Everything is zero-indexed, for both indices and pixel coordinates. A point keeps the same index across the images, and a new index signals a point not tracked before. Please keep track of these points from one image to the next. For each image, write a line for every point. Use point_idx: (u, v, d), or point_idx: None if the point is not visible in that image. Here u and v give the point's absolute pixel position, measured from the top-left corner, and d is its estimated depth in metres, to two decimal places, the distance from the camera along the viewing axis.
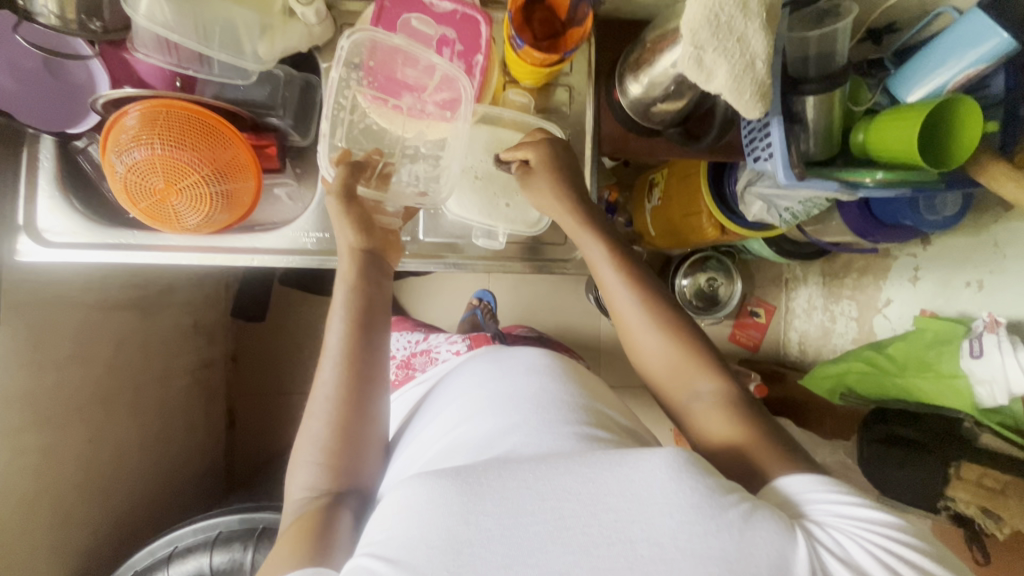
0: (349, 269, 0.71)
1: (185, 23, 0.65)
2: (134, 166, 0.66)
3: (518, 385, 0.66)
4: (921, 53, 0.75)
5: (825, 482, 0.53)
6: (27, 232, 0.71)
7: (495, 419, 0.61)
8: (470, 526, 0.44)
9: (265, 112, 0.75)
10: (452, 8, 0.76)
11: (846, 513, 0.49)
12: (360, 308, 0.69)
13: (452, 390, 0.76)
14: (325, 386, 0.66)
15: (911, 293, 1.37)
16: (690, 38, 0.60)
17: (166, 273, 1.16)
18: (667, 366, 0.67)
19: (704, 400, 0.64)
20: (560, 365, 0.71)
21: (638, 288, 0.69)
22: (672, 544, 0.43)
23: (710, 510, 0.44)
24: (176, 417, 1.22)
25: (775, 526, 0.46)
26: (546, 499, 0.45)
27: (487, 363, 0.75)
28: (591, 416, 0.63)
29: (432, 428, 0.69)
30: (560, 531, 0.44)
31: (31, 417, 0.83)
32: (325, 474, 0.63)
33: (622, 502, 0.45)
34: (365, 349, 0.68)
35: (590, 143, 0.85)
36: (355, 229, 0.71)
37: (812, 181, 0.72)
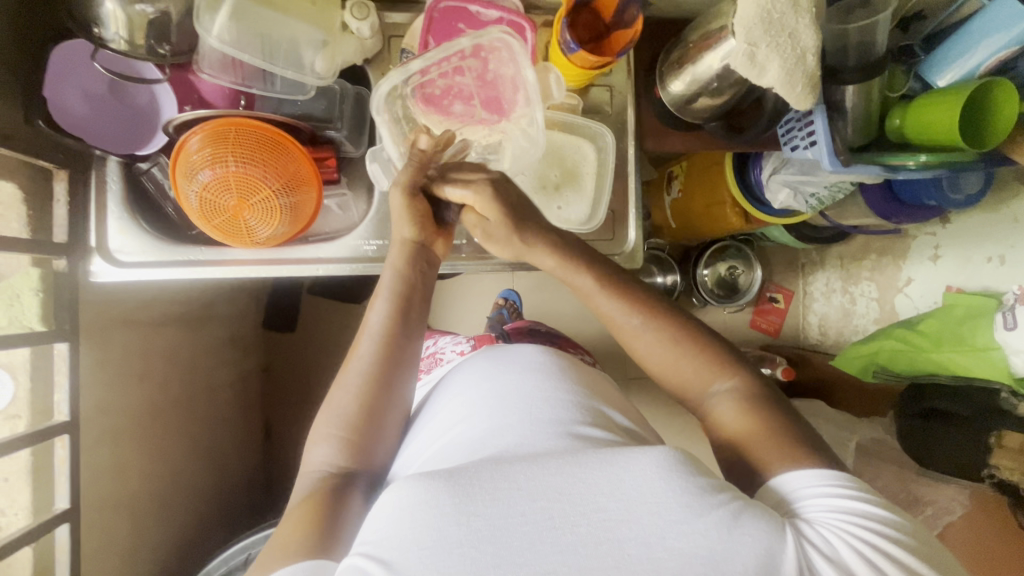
0: (399, 259, 0.72)
1: (251, 43, 0.68)
2: (208, 183, 0.68)
3: (518, 384, 0.65)
4: (951, 39, 0.78)
5: (819, 476, 0.52)
6: (99, 253, 0.73)
7: (491, 418, 0.61)
8: (461, 527, 0.42)
9: (322, 126, 0.77)
10: (497, 16, 0.78)
11: (837, 507, 0.49)
12: (403, 292, 0.71)
13: (451, 388, 0.74)
14: (358, 362, 0.68)
15: (932, 271, 1.40)
16: (742, 37, 0.63)
17: (208, 288, 1.18)
18: (678, 370, 0.66)
19: (725, 398, 0.63)
20: (558, 362, 0.71)
21: (638, 312, 0.67)
22: (660, 544, 0.42)
23: (700, 508, 0.43)
24: (220, 429, 1.23)
25: (765, 525, 0.44)
26: (536, 500, 0.44)
27: (486, 361, 0.74)
28: (598, 416, 0.62)
29: (432, 426, 0.68)
30: (548, 530, 0.42)
31: (103, 433, 0.84)
32: (343, 452, 0.65)
33: (611, 501, 0.43)
34: (400, 339, 0.69)
35: (633, 140, 0.87)
36: (412, 222, 0.72)
37: (856, 167, 0.75)
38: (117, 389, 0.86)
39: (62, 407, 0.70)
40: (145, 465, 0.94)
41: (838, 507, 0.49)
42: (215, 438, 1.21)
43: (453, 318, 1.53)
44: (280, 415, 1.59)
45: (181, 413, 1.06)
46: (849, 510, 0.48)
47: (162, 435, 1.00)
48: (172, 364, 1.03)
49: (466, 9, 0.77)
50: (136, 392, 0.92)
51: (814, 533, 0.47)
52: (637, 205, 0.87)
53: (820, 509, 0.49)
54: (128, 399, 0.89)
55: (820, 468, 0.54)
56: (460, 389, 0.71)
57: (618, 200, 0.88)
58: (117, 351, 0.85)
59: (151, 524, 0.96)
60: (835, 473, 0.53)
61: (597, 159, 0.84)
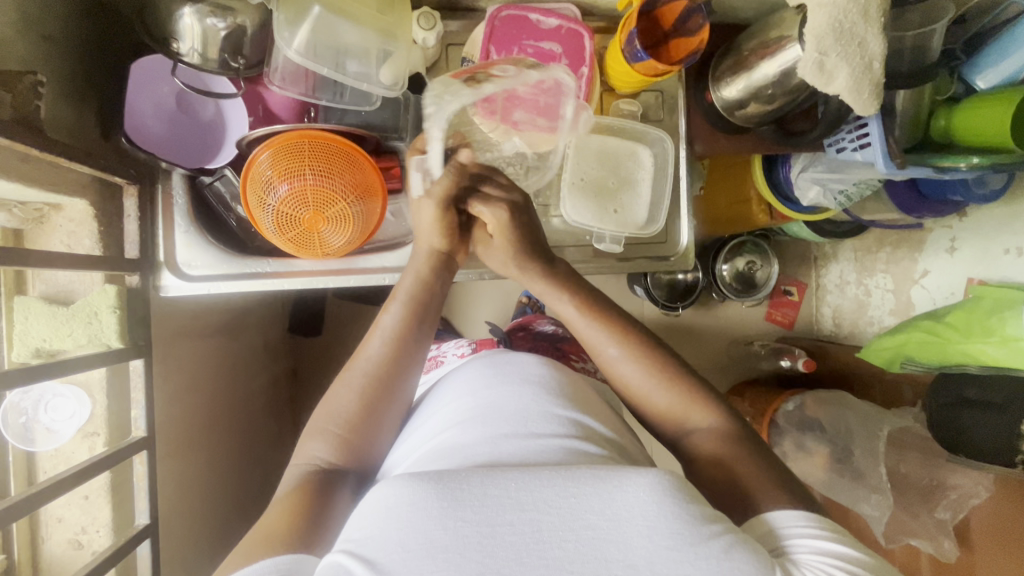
0: (423, 267, 0.73)
1: (327, 55, 0.67)
2: (285, 197, 0.68)
3: (514, 392, 0.63)
4: (996, 43, 0.81)
5: (805, 516, 0.51)
6: (169, 268, 0.73)
7: (484, 426, 0.58)
8: (447, 532, 0.41)
9: (389, 136, 0.78)
10: (557, 24, 0.79)
11: (824, 548, 0.47)
12: (417, 297, 0.70)
13: (446, 391, 0.72)
14: (364, 360, 0.67)
15: (948, 262, 1.44)
16: (814, 46, 0.65)
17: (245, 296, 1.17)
18: (658, 401, 0.66)
19: (703, 436, 0.63)
20: (557, 378, 0.68)
21: (616, 342, 0.68)
22: (647, 568, 0.40)
23: (691, 536, 0.41)
24: (256, 437, 1.22)
25: (755, 562, 0.42)
26: (524, 510, 0.42)
27: (484, 364, 0.71)
28: (592, 429, 0.60)
29: (425, 429, 0.66)
30: (535, 542, 0.40)
31: (167, 447, 0.83)
32: (338, 447, 0.63)
33: (601, 520, 0.41)
34: (411, 342, 0.68)
35: (684, 143, 0.89)
36: (442, 233, 0.72)
37: (911, 170, 0.77)
38: (179, 400, 0.86)
39: (139, 423, 0.69)
40: (202, 477, 0.94)
41: (823, 548, 0.47)
42: (255, 447, 1.21)
43: (481, 317, 1.54)
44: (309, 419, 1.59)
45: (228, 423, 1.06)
46: (834, 552, 0.47)
47: (214, 446, 0.99)
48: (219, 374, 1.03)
49: (527, 18, 0.78)
50: (192, 404, 0.91)
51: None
52: (689, 207, 0.89)
53: (807, 551, 0.47)
54: (186, 411, 0.89)
55: (794, 508, 0.52)
56: (452, 396, 0.68)
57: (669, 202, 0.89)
58: (176, 363, 0.85)
59: (205, 535, 0.96)
60: (814, 514, 0.51)
61: (653, 165, 0.85)
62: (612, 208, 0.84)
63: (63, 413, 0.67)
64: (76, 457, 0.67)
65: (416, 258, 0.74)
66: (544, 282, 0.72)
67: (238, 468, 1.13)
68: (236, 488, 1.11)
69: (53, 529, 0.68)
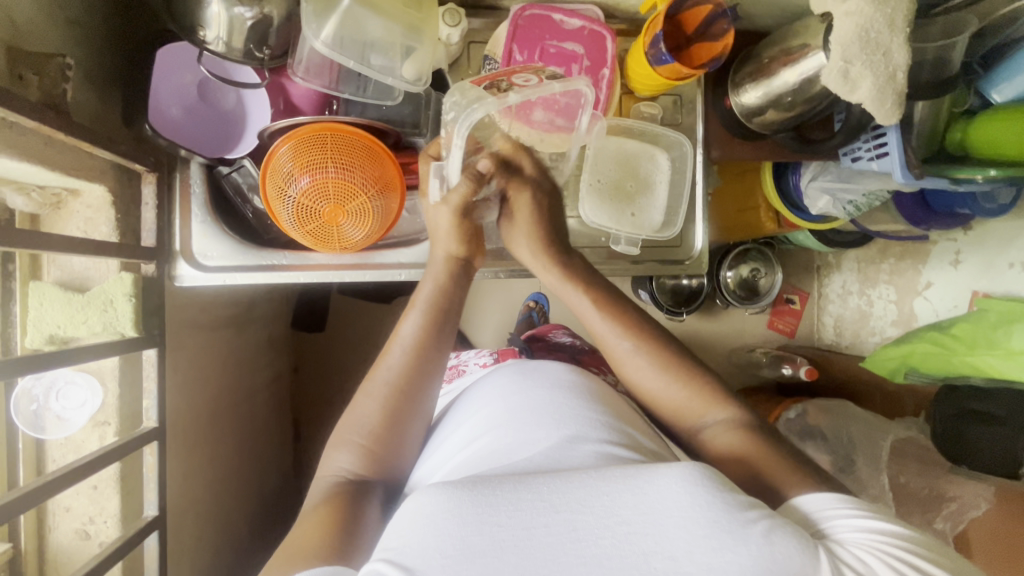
0: (441, 273, 0.74)
1: (352, 47, 0.67)
2: (305, 188, 0.67)
3: (542, 397, 0.66)
4: (1013, 59, 0.81)
5: (841, 498, 0.52)
6: (184, 257, 0.72)
7: (516, 432, 0.61)
8: (484, 536, 0.44)
9: (410, 132, 0.77)
10: (580, 25, 0.79)
11: (864, 526, 0.49)
12: (437, 302, 0.73)
13: (474, 398, 0.74)
14: (387, 369, 0.69)
15: (952, 275, 1.46)
16: (839, 54, 0.65)
17: (252, 290, 1.16)
18: (674, 397, 0.69)
19: (718, 428, 0.66)
20: (587, 384, 0.70)
21: (630, 336, 0.71)
22: (686, 557, 0.42)
23: (729, 523, 0.43)
24: (259, 432, 1.21)
25: (796, 543, 0.44)
26: (559, 511, 0.45)
27: (511, 372, 0.74)
28: (623, 435, 0.63)
29: (456, 436, 0.68)
30: (571, 541, 0.43)
31: (176, 438, 0.83)
32: (362, 458, 0.66)
33: (635, 514, 0.44)
34: (431, 349, 0.70)
35: (700, 148, 0.89)
36: (461, 240, 0.74)
37: (927, 180, 0.78)
38: (187, 391, 0.85)
39: (151, 413, 0.68)
40: (208, 470, 0.93)
41: (865, 524, 0.49)
42: (259, 442, 1.20)
43: (485, 318, 1.53)
44: (310, 416, 1.58)
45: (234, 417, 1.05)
46: (878, 528, 0.49)
47: (220, 439, 0.99)
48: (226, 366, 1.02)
49: (551, 18, 0.78)
50: (200, 396, 0.90)
51: (850, 554, 0.46)
52: (705, 212, 0.89)
53: (848, 529, 0.49)
54: (194, 403, 0.88)
55: (831, 490, 0.54)
56: (480, 404, 0.71)
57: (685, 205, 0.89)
58: (184, 356, 0.84)
59: (211, 529, 0.95)
60: (848, 495, 0.53)
61: (671, 168, 0.85)
62: (630, 211, 0.84)
63: (74, 401, 0.65)
64: (86, 446, 0.66)
65: (433, 264, 0.76)
66: (559, 275, 0.75)
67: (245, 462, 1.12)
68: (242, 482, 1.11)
69: (61, 519, 0.67)
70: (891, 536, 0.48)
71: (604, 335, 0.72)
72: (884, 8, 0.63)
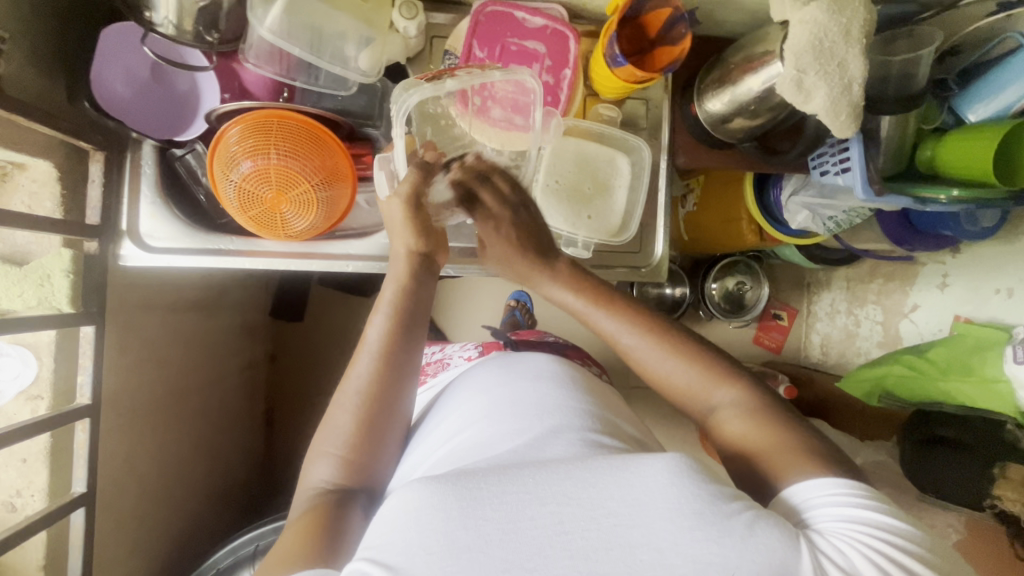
0: (404, 272, 0.69)
1: (302, 35, 0.68)
2: (247, 175, 0.67)
3: (526, 393, 0.65)
4: (988, 77, 0.79)
5: (842, 486, 0.49)
6: (130, 237, 0.72)
7: (500, 427, 0.60)
8: (467, 531, 0.41)
9: (362, 122, 0.77)
10: (542, 24, 0.78)
11: (857, 519, 0.46)
12: (406, 307, 0.67)
13: (460, 396, 0.74)
14: (357, 378, 0.64)
15: (939, 299, 1.42)
16: (793, 63, 0.64)
17: (224, 277, 1.16)
18: (685, 380, 0.64)
19: (729, 411, 0.61)
20: (568, 373, 0.72)
21: (632, 329, 0.67)
22: (673, 550, 0.40)
23: (715, 514, 0.42)
24: (228, 420, 1.22)
25: (780, 535, 0.42)
26: (545, 504, 0.43)
27: (497, 368, 0.74)
28: (606, 426, 0.62)
29: (440, 431, 0.67)
30: (557, 535, 0.41)
31: (122, 417, 0.82)
32: (343, 467, 0.62)
33: (621, 506, 0.42)
34: (400, 350, 0.66)
35: (665, 155, 0.88)
36: (416, 232, 0.69)
37: (889, 198, 0.76)
38: (135, 373, 0.85)
39: (85, 390, 0.69)
40: (158, 453, 0.93)
41: (852, 515, 0.46)
42: (223, 428, 1.20)
43: (464, 317, 1.53)
44: (285, 405, 1.58)
45: (193, 400, 1.05)
46: (865, 519, 0.46)
47: (175, 421, 0.99)
48: (187, 350, 1.02)
49: (513, 16, 0.77)
50: (153, 378, 0.90)
51: (831, 547, 0.44)
52: (666, 220, 0.88)
53: (831, 519, 0.46)
54: (145, 385, 0.88)
55: (827, 476, 0.51)
56: (465, 403, 0.70)
57: (648, 212, 0.87)
58: (137, 338, 0.84)
59: (162, 510, 0.95)
60: (853, 483, 0.50)
61: (630, 173, 0.84)
62: (586, 214, 0.83)
63: (8, 372, 0.66)
64: (17, 418, 0.67)
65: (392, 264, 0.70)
66: (544, 279, 0.72)
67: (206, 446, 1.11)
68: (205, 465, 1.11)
69: None
70: (878, 529, 0.45)
71: (610, 331, 0.69)
72: (839, 17, 0.62)
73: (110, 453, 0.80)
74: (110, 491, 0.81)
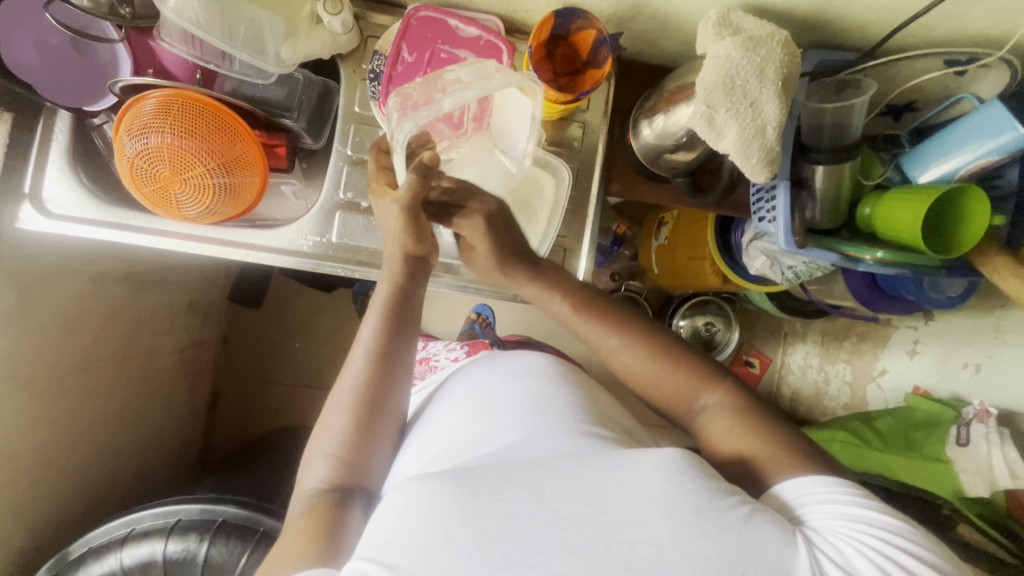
0: (397, 273, 0.68)
1: (213, 21, 0.66)
2: (144, 151, 0.67)
3: (519, 386, 0.60)
4: (936, 136, 0.74)
5: (841, 486, 0.51)
6: (31, 201, 0.74)
7: (497, 419, 0.56)
8: (467, 528, 0.43)
9: (280, 113, 0.77)
10: (477, 34, 0.76)
11: (852, 518, 0.48)
12: (395, 306, 0.67)
13: (450, 393, 0.68)
14: (351, 378, 0.64)
15: (908, 366, 1.26)
16: (703, 97, 0.60)
17: (187, 258, 1.12)
18: (667, 384, 0.66)
19: (713, 412, 0.63)
20: (563, 371, 0.65)
21: (612, 332, 0.69)
22: (671, 546, 0.42)
23: (710, 512, 0.44)
24: (164, 393, 1.13)
25: (776, 529, 0.46)
26: (544, 501, 0.45)
27: (484, 368, 0.67)
28: (603, 416, 0.59)
29: (433, 427, 0.63)
30: (556, 530, 0.43)
31: (13, 379, 0.77)
32: (339, 467, 0.60)
33: (620, 502, 0.44)
34: (394, 351, 0.65)
35: (600, 181, 0.84)
36: (412, 235, 0.68)
37: (811, 250, 0.72)
38: (40, 342, 0.81)
39: None
40: (64, 426, 0.87)
41: (852, 514, 0.49)
42: (169, 409, 1.16)
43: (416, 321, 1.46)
44: (230, 395, 1.39)
45: (139, 376, 1.03)
46: (865, 518, 0.48)
47: (101, 393, 0.95)
48: (119, 324, 0.96)
49: (445, 23, 0.76)
50: (65, 350, 0.85)
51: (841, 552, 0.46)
52: (590, 247, 0.85)
53: (830, 518, 0.49)
54: (56, 355, 0.84)
55: (823, 475, 0.53)
56: (457, 398, 0.65)
57: (570, 237, 0.85)
58: (42, 305, 0.80)
59: (66, 484, 0.89)
60: (854, 485, 0.52)
61: (556, 195, 0.82)
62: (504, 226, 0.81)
63: None
64: None
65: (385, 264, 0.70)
66: (536, 284, 0.73)
67: (138, 424, 1.05)
68: (132, 446, 1.04)
69: None
70: (877, 527, 0.47)
71: (590, 336, 0.71)
72: (753, 55, 0.59)
73: (6, 426, 0.77)
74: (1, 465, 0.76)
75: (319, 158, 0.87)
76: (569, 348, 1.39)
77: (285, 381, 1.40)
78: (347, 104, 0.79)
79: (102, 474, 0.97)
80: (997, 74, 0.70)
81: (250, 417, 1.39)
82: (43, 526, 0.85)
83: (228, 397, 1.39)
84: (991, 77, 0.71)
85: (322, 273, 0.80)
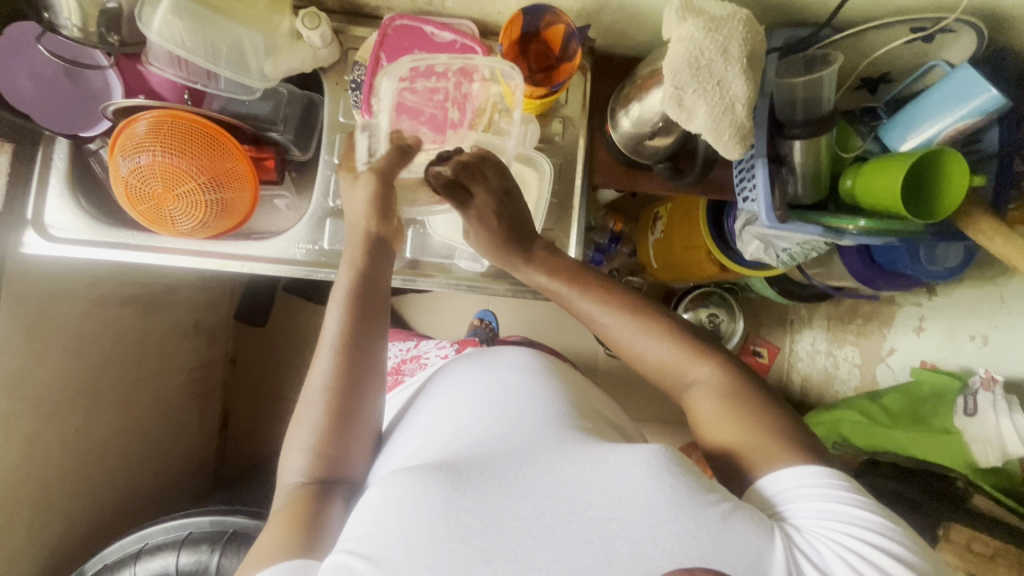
0: (358, 259, 0.68)
1: (196, 41, 0.70)
2: (136, 170, 0.70)
3: (502, 382, 0.59)
4: (912, 106, 0.74)
5: (811, 478, 0.51)
6: (34, 227, 0.78)
7: (479, 413, 0.56)
8: (449, 521, 0.44)
9: (266, 127, 0.80)
10: (451, 38, 0.78)
11: (825, 514, 0.49)
12: (362, 297, 0.67)
13: (432, 390, 0.67)
14: (320, 374, 0.63)
15: (916, 344, 1.20)
16: (670, 80, 0.62)
17: (189, 277, 1.14)
18: (663, 358, 0.65)
19: (704, 390, 0.62)
20: (545, 363, 0.64)
21: (608, 304, 0.67)
22: (652, 543, 0.43)
23: (693, 508, 0.45)
24: (173, 413, 1.15)
25: (755, 528, 0.45)
26: (527, 497, 0.45)
27: (468, 362, 0.66)
28: (587, 412, 0.59)
29: (417, 423, 0.62)
30: (538, 526, 0.44)
31: (22, 403, 0.79)
32: (315, 462, 0.60)
33: (601, 499, 0.45)
34: (359, 342, 0.65)
35: (582, 172, 0.85)
36: (372, 215, 0.69)
37: (794, 224, 0.72)
38: (44, 366, 0.82)
39: None
40: (77, 447, 0.89)
41: (828, 512, 0.49)
42: (180, 428, 1.18)
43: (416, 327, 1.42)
44: (241, 413, 1.40)
45: (150, 395, 1.06)
46: (839, 515, 0.48)
47: (114, 415, 0.97)
48: (124, 345, 0.98)
49: (421, 30, 0.78)
50: (71, 373, 0.87)
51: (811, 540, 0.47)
52: (579, 238, 0.86)
53: (809, 516, 0.49)
54: (63, 379, 0.86)
55: (811, 465, 0.53)
56: (440, 394, 0.64)
57: (558, 230, 0.86)
58: (47, 327, 0.82)
59: (82, 502, 0.91)
60: (828, 474, 0.52)
61: (541, 189, 0.83)
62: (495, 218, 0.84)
63: None
64: None
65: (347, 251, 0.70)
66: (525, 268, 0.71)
67: (151, 442, 1.07)
68: (146, 464, 1.06)
69: None
70: (854, 526, 0.48)
71: (583, 310, 0.69)
72: (715, 35, 0.60)
73: (16, 448, 0.78)
74: (17, 484, 0.78)
75: (309, 169, 0.90)
76: (572, 348, 1.39)
77: (296, 397, 1.40)
78: (331, 115, 0.82)
79: (115, 495, 0.98)
80: (966, 39, 0.71)
81: (259, 435, 1.39)
82: (61, 545, 0.87)
83: (237, 417, 1.40)
84: (961, 42, 0.72)
85: (316, 279, 0.82)
